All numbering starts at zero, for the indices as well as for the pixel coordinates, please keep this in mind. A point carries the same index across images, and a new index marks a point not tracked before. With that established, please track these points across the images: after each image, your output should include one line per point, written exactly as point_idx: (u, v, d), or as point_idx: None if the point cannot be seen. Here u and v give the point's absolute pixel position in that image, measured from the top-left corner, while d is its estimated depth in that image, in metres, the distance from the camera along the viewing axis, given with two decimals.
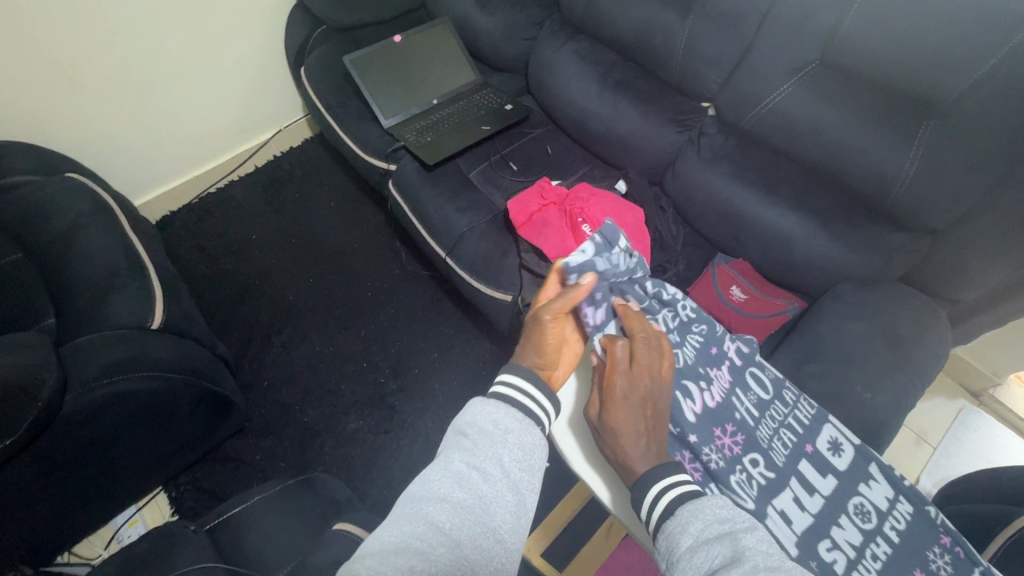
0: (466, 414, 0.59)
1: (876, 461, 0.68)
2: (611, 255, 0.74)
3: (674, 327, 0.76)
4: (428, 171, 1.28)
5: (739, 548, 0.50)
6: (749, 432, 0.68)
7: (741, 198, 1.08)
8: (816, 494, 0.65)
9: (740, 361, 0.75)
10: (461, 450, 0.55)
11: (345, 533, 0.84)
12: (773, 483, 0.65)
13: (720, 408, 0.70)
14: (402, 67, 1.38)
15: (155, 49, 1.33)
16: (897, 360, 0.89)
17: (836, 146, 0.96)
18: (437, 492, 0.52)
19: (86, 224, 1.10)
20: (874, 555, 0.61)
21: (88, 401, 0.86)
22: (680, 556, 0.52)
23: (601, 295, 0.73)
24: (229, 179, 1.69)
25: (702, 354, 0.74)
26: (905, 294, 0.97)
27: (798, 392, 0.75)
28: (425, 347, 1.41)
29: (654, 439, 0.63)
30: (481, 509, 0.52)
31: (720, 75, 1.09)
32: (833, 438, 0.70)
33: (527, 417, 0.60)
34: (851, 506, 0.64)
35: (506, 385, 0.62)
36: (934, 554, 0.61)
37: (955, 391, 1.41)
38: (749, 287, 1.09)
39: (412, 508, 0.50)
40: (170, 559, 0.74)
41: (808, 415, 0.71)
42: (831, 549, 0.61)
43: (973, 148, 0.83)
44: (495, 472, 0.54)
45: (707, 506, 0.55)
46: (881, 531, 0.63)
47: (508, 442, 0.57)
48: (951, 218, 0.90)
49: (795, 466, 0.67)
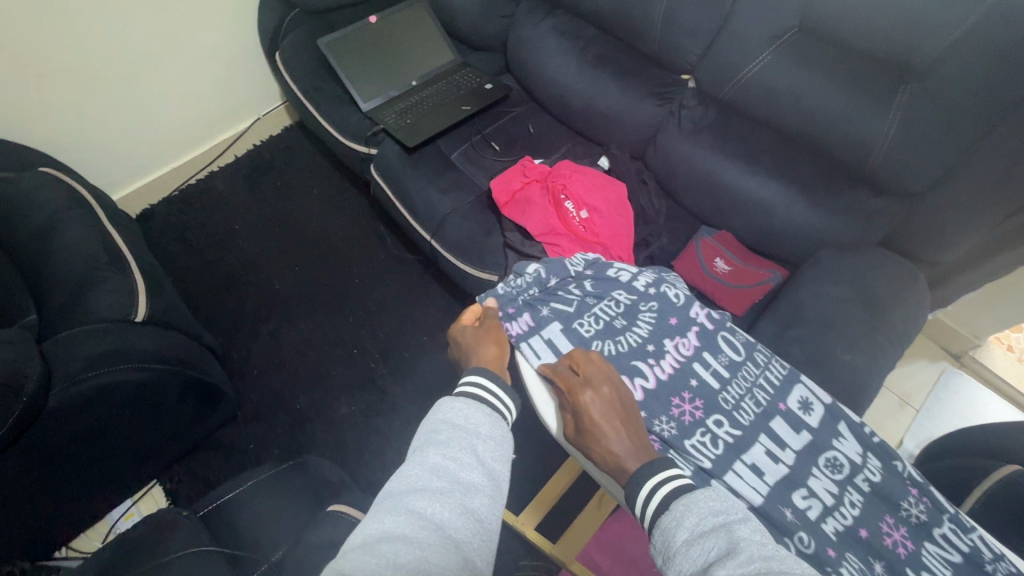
0: (438, 411, 0.60)
1: (845, 419, 0.68)
2: (511, 282, 0.82)
3: (620, 312, 0.78)
4: (409, 154, 1.27)
5: (735, 539, 0.48)
6: (712, 396, 0.69)
7: (722, 169, 1.09)
8: (788, 449, 0.66)
9: (711, 326, 0.75)
10: (435, 444, 0.55)
11: (341, 515, 0.85)
12: (741, 441, 0.66)
13: (672, 379, 0.70)
14: (378, 49, 1.36)
15: (123, 37, 1.28)
16: (878, 322, 0.90)
17: (816, 113, 0.97)
18: (416, 484, 0.51)
19: (63, 218, 1.08)
20: (849, 503, 0.62)
21: (74, 394, 0.86)
22: (676, 551, 0.50)
23: (517, 310, 0.78)
24: (209, 170, 1.67)
25: (655, 329, 0.75)
26: (884, 258, 0.99)
27: (771, 353, 0.75)
28: (414, 330, 1.42)
29: (632, 432, 0.63)
30: (462, 494, 0.52)
31: (699, 47, 1.09)
32: (804, 398, 0.70)
33: (495, 411, 0.61)
34: (822, 459, 0.65)
35: (469, 385, 0.64)
36: (908, 503, 0.62)
37: (936, 353, 1.44)
38: (732, 259, 1.09)
39: (394, 500, 0.50)
40: (163, 541, 0.74)
41: (780, 376, 0.71)
42: (806, 497, 0.62)
43: (951, 109, 0.83)
44: (470, 461, 0.55)
45: (702, 499, 0.53)
46: (851, 482, 0.64)
47: (481, 433, 0.58)
48: (929, 180, 0.91)
49: (767, 423, 0.68)
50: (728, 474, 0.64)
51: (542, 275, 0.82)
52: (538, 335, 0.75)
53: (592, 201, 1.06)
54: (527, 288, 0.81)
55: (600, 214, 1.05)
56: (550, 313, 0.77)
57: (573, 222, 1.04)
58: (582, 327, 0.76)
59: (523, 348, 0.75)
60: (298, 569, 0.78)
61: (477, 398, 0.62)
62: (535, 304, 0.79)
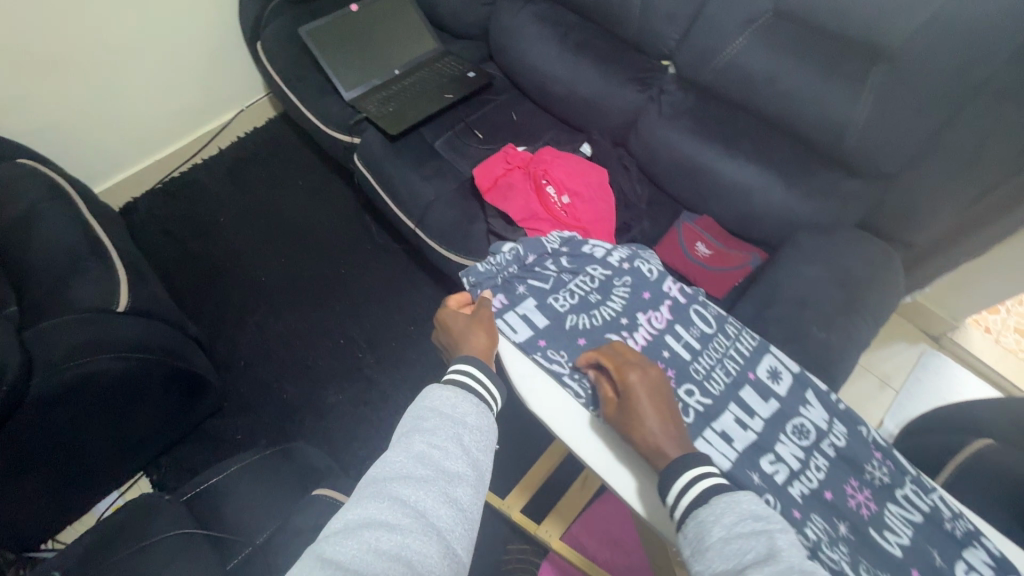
0: (426, 398, 0.60)
1: (813, 387, 0.69)
2: (493, 257, 0.82)
3: (595, 287, 0.79)
4: (392, 142, 1.26)
5: (774, 545, 0.48)
6: (683, 367, 0.70)
7: (702, 153, 1.10)
8: (756, 417, 0.66)
9: (684, 299, 0.77)
10: (421, 432, 0.55)
11: (323, 497, 0.85)
12: (711, 410, 0.67)
13: (645, 350, 0.72)
14: (360, 37, 1.36)
15: (102, 26, 1.27)
16: (854, 301, 0.92)
17: (791, 96, 0.98)
18: (400, 472, 0.52)
19: (43, 209, 1.07)
20: (815, 467, 0.63)
21: (57, 381, 0.86)
22: (711, 545, 0.50)
23: (494, 290, 0.79)
24: (192, 162, 1.66)
25: (628, 303, 0.76)
26: (859, 238, 1.01)
27: (742, 324, 0.76)
28: (401, 320, 1.42)
29: (675, 420, 0.62)
30: (446, 481, 0.52)
31: (678, 32, 1.10)
32: (773, 367, 0.71)
33: (483, 401, 0.61)
34: (790, 426, 0.66)
35: (458, 372, 0.64)
36: (872, 466, 0.63)
37: (917, 335, 1.46)
38: (713, 243, 1.11)
39: (377, 487, 0.50)
40: (147, 523, 0.75)
41: (750, 347, 0.73)
42: (774, 462, 0.63)
43: (924, 88, 0.85)
44: (455, 450, 0.55)
45: (744, 502, 0.52)
46: (817, 447, 0.64)
47: (467, 423, 0.58)
48: (902, 161, 0.93)
49: (736, 392, 0.69)
50: (698, 441, 0.64)
51: (521, 253, 0.82)
52: (513, 311, 0.76)
53: (573, 185, 1.07)
54: (506, 267, 0.81)
55: (581, 199, 1.06)
56: (526, 290, 0.79)
57: (555, 207, 1.05)
58: (556, 302, 0.77)
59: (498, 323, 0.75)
60: (282, 549, 0.79)
61: (465, 388, 0.62)
62: (512, 283, 0.80)
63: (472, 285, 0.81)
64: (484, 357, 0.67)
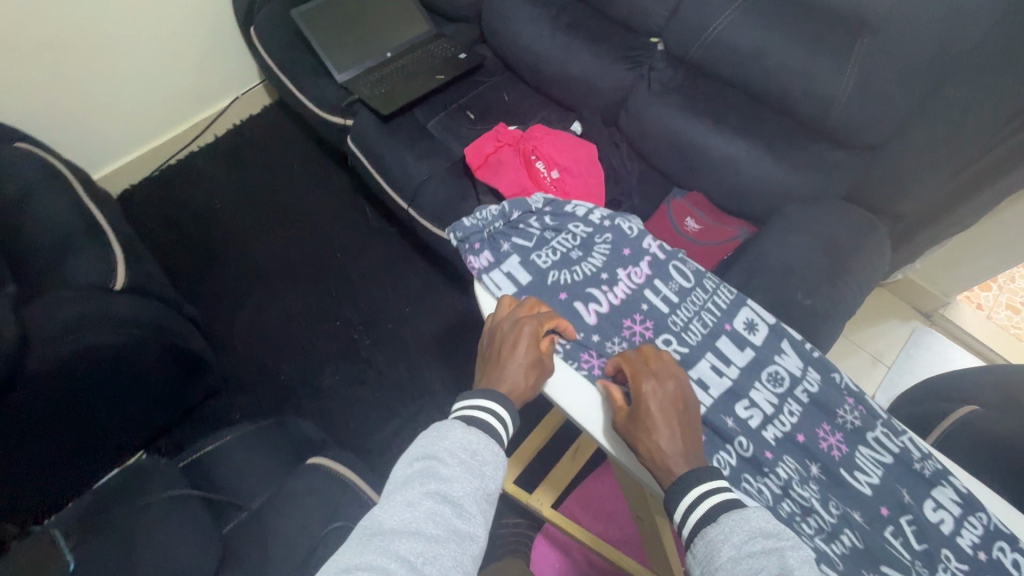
0: (443, 438, 0.53)
1: (788, 337, 0.70)
2: (480, 214, 0.86)
3: (577, 244, 0.81)
4: (385, 123, 1.28)
5: (788, 564, 0.44)
6: (661, 318, 0.73)
7: (690, 129, 1.11)
8: (732, 365, 0.68)
9: (663, 256, 0.78)
10: (436, 480, 0.49)
11: (322, 466, 0.89)
12: (688, 358, 0.69)
13: (625, 303, 0.74)
14: (352, 21, 1.38)
15: (96, 11, 1.28)
16: (839, 270, 0.93)
17: (778, 70, 0.98)
18: (409, 526, 0.45)
19: (40, 189, 1.08)
20: (789, 412, 0.65)
21: (55, 355, 0.87)
22: (721, 567, 0.47)
23: (481, 245, 0.83)
24: (189, 149, 1.67)
25: (609, 259, 0.78)
26: (846, 211, 1.02)
27: (720, 280, 0.77)
28: (396, 301, 1.43)
29: (687, 434, 0.59)
30: (457, 544, 0.46)
31: (665, 9, 1.11)
32: (749, 319, 0.72)
33: (503, 450, 0.55)
34: (765, 374, 0.68)
35: (479, 409, 0.57)
36: (844, 411, 0.64)
37: (909, 314, 1.47)
38: (702, 218, 1.13)
39: (383, 541, 0.44)
40: (142, 485, 0.77)
41: (727, 300, 0.73)
42: (748, 407, 0.65)
43: (906, 57, 0.85)
44: (471, 505, 0.49)
45: (753, 518, 0.48)
46: (791, 394, 0.66)
47: (485, 475, 0.52)
48: (886, 132, 0.94)
49: (713, 342, 0.70)
50: None
51: (506, 210, 0.85)
52: (498, 269, 0.79)
53: (562, 161, 1.09)
54: (492, 222, 0.85)
55: (570, 174, 1.08)
56: (510, 248, 0.81)
57: (544, 181, 1.07)
58: (539, 258, 0.79)
59: (484, 280, 0.79)
60: (278, 512, 0.82)
61: (485, 429, 0.56)
62: (497, 239, 0.83)
63: (460, 241, 0.84)
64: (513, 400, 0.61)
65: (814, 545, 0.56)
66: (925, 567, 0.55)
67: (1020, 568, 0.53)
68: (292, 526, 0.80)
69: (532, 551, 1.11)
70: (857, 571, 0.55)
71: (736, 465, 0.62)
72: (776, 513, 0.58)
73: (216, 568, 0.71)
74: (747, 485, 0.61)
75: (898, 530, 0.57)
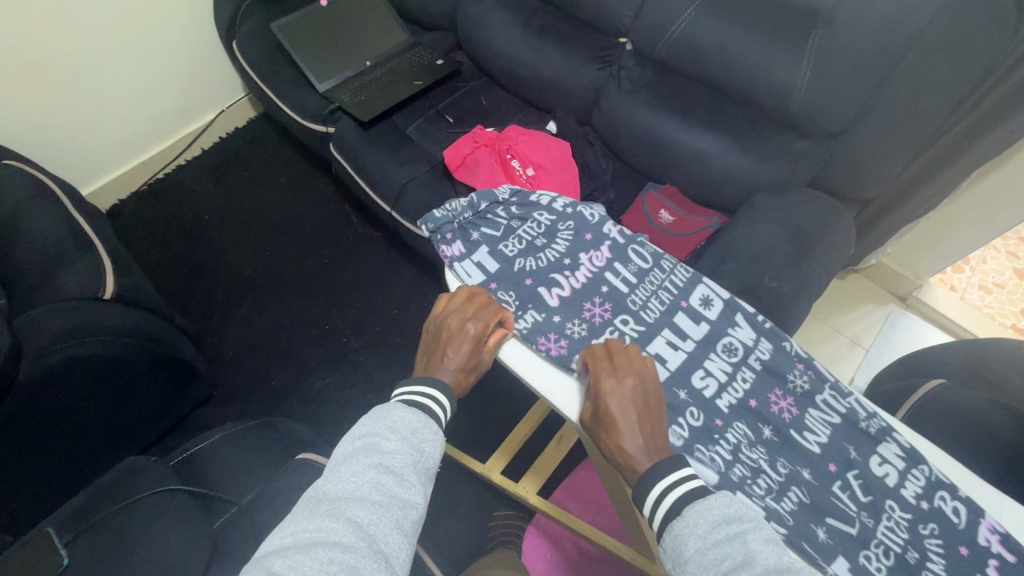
0: (386, 418, 0.56)
1: (741, 310, 0.75)
2: (449, 206, 0.88)
3: (542, 232, 0.85)
4: (366, 129, 1.31)
5: (750, 551, 0.46)
6: (620, 299, 0.76)
7: (661, 125, 1.15)
8: (688, 339, 0.73)
9: (622, 240, 0.82)
10: (378, 453, 0.52)
11: (307, 462, 0.90)
12: (645, 334, 0.73)
13: (586, 287, 0.78)
14: (330, 33, 1.41)
15: (77, 31, 1.30)
16: (805, 253, 0.96)
17: (739, 64, 1.02)
18: (354, 492, 0.49)
19: (28, 207, 1.10)
20: (742, 379, 0.70)
21: (44, 365, 0.88)
22: (688, 559, 0.48)
23: (452, 236, 0.86)
24: (177, 163, 1.70)
25: (571, 245, 0.82)
26: (811, 196, 1.05)
27: (677, 260, 0.81)
28: (383, 305, 1.46)
29: (650, 429, 0.60)
30: (400, 509, 0.49)
31: (631, 9, 1.15)
32: (705, 295, 0.77)
33: (440, 429, 0.58)
34: (721, 345, 0.73)
35: (421, 394, 0.61)
36: (795, 375, 0.70)
37: (886, 297, 1.50)
38: (675, 210, 1.15)
39: (331, 505, 0.47)
40: (128, 486, 0.79)
41: (683, 279, 0.78)
42: (704, 376, 0.70)
43: (858, 48, 0.90)
44: (410, 475, 0.52)
45: (715, 506, 0.50)
46: (745, 362, 0.72)
47: (423, 449, 0.55)
48: (845, 121, 0.98)
49: (670, 318, 0.75)
50: None
51: (474, 201, 0.88)
52: (469, 259, 0.83)
53: (537, 159, 1.13)
54: (461, 213, 0.88)
55: (545, 171, 1.12)
56: (479, 237, 0.85)
57: (520, 178, 1.11)
58: (506, 247, 0.83)
59: (455, 268, 0.83)
60: (268, 510, 0.84)
61: (424, 412, 0.59)
62: (467, 229, 0.86)
63: (432, 233, 0.87)
64: (455, 389, 0.65)
65: (765, 504, 0.61)
66: (869, 517, 0.61)
67: (959, 515, 0.58)
68: (281, 521, 0.82)
69: (522, 542, 1.12)
70: (807, 525, 0.60)
71: (689, 436, 0.66)
72: (729, 476, 0.63)
73: (207, 567, 0.72)
74: (701, 454, 0.65)
75: (845, 484, 0.63)
